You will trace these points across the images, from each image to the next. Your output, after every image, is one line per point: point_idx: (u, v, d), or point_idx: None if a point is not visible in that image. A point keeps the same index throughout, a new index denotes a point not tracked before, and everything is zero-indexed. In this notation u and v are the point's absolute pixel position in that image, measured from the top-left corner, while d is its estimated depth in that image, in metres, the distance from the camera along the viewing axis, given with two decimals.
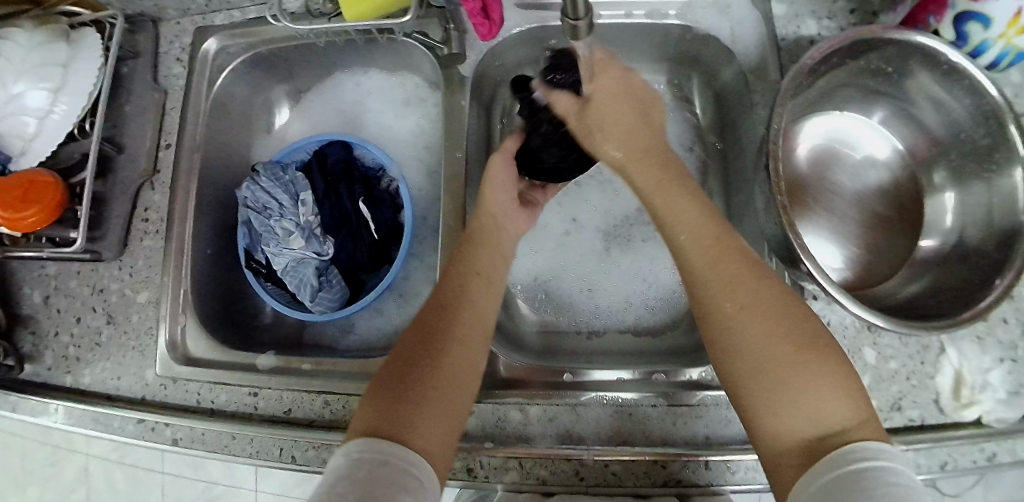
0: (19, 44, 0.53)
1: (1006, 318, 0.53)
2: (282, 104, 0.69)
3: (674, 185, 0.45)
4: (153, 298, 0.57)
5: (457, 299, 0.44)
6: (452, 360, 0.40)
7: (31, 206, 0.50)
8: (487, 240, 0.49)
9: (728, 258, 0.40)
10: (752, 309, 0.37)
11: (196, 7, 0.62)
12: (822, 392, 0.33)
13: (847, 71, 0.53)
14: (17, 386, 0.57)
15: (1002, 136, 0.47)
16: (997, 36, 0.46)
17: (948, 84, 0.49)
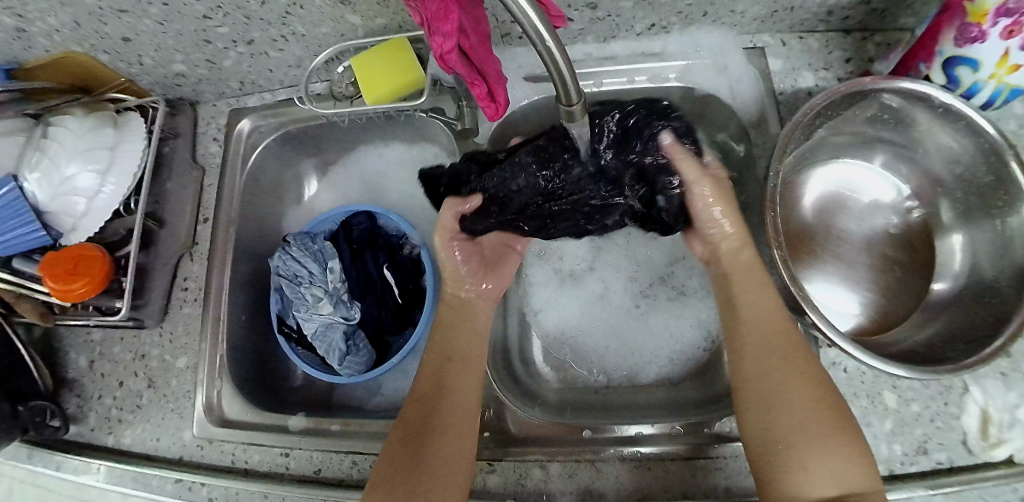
0: (71, 130, 0.57)
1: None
2: (310, 177, 0.75)
3: (756, 267, 0.49)
4: (191, 362, 0.61)
5: (437, 392, 0.47)
6: (454, 449, 0.44)
7: (80, 278, 0.53)
8: (461, 320, 0.53)
9: (791, 334, 0.44)
10: (806, 375, 0.41)
11: (231, 91, 0.68)
12: (853, 457, 0.38)
13: (841, 121, 0.55)
14: (63, 447, 0.60)
15: (1003, 173, 0.48)
16: (987, 78, 0.45)
17: (945, 124, 0.50)
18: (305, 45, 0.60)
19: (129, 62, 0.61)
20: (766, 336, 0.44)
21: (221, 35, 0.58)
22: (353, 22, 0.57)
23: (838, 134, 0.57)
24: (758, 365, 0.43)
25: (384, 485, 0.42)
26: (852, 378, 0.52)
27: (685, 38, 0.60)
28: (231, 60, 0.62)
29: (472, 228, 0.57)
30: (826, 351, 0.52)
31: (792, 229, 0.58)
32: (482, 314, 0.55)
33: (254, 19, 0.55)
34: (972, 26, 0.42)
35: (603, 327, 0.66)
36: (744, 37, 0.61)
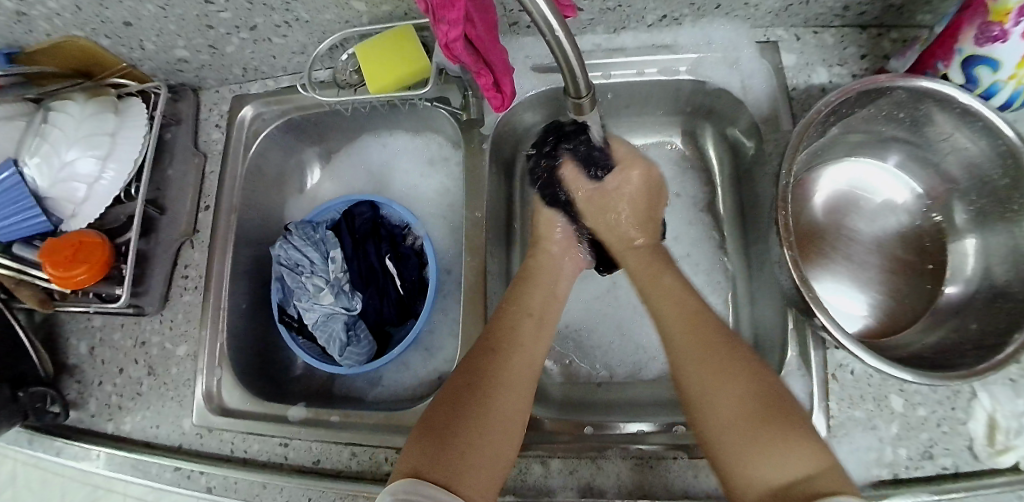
0: (73, 115, 0.56)
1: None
2: (313, 164, 0.74)
3: (664, 270, 0.53)
4: (191, 351, 0.60)
5: (507, 345, 0.46)
6: (512, 405, 0.42)
7: (81, 265, 0.53)
8: (541, 278, 0.54)
9: (704, 331, 0.45)
10: (720, 367, 0.41)
11: (234, 77, 0.67)
12: (788, 441, 0.36)
13: (855, 120, 0.53)
14: (64, 432, 0.60)
15: (1019, 174, 0.46)
16: (1006, 78, 0.44)
17: (962, 124, 0.49)
18: (309, 31, 0.59)
19: (131, 47, 0.60)
20: (683, 337, 0.45)
21: (223, 20, 0.57)
22: (358, 9, 0.56)
23: (853, 131, 0.56)
24: (678, 368, 0.44)
25: (433, 428, 0.39)
26: (859, 380, 0.51)
27: (697, 30, 0.59)
28: (234, 47, 0.61)
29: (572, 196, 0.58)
30: (834, 352, 0.51)
31: (801, 229, 0.58)
32: (556, 283, 0.55)
33: (257, 4, 0.54)
34: (993, 25, 0.41)
35: (607, 324, 0.65)
36: (757, 30, 0.60)
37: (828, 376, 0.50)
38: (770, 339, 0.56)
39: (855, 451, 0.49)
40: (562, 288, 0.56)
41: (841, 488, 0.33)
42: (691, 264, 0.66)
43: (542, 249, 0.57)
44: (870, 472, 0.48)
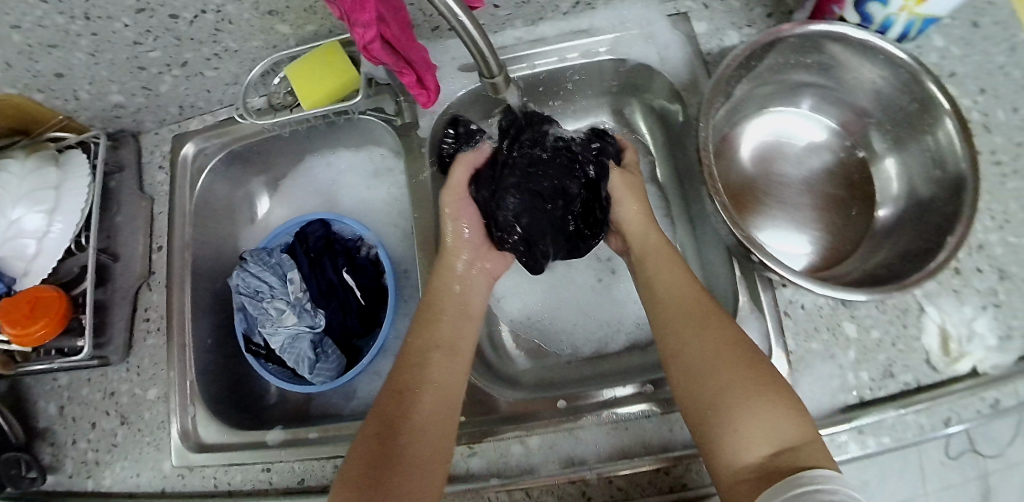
0: (14, 174, 0.57)
1: (979, 266, 0.54)
2: (261, 194, 0.75)
3: (668, 250, 0.53)
4: (162, 393, 0.59)
5: (417, 386, 0.46)
6: (427, 450, 0.43)
7: (37, 320, 0.52)
8: (448, 301, 0.53)
9: (704, 306, 0.47)
10: (720, 341, 0.44)
11: (172, 117, 0.68)
12: (779, 411, 0.40)
13: (761, 71, 0.56)
14: (41, 497, 0.58)
15: (926, 96, 0.50)
16: (897, 10, 0.47)
17: (866, 57, 0.52)
18: (240, 61, 0.61)
19: (64, 99, 0.60)
20: (684, 312, 0.47)
21: (153, 60, 0.58)
22: (283, 32, 0.58)
23: (766, 79, 0.58)
24: (679, 340, 0.46)
25: (354, 489, 0.39)
26: (811, 313, 0.53)
27: (609, 12, 0.62)
28: (168, 85, 0.62)
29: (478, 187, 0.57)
30: (784, 290, 0.53)
31: (733, 186, 0.59)
32: (469, 301, 0.54)
33: (184, 40, 0.56)
34: None
35: (569, 304, 0.67)
36: (666, 5, 0.62)
37: (780, 314, 0.53)
38: (723, 289, 0.58)
39: (819, 381, 0.51)
40: (475, 302, 0.55)
41: (819, 458, 0.37)
42: None
43: (455, 258, 0.54)
44: (837, 399, 0.50)
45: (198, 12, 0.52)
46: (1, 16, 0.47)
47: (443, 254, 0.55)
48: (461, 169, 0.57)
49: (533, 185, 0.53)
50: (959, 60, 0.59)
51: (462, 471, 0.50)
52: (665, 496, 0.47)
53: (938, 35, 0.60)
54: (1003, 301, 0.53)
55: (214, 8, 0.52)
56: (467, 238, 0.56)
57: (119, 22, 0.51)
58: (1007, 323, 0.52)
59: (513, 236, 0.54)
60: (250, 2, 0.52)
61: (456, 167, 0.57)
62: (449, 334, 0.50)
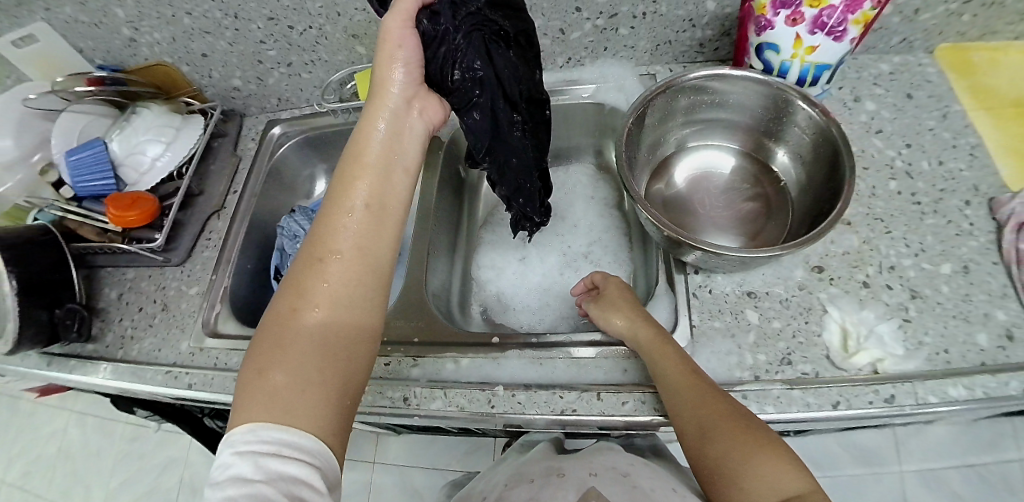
0: (153, 113, 0.78)
1: (890, 284, 0.61)
2: (321, 178, 0.95)
3: (661, 340, 0.52)
4: (201, 291, 0.74)
5: (326, 255, 0.45)
6: (342, 319, 0.43)
7: (135, 210, 0.71)
8: (373, 159, 0.48)
9: (696, 384, 0.47)
10: (714, 408, 0.45)
11: (271, 107, 0.91)
12: (778, 466, 0.41)
13: (655, 121, 0.64)
14: (82, 356, 0.72)
15: (785, 103, 0.59)
16: (790, 57, 0.59)
17: (744, 87, 0.60)
18: (327, 69, 0.83)
19: (203, 74, 0.84)
20: (678, 387, 0.48)
21: (270, 57, 0.81)
22: (360, 53, 0.79)
23: (674, 120, 0.66)
24: (679, 410, 0.47)
25: (260, 358, 0.41)
26: (717, 298, 0.60)
27: (596, 69, 0.76)
28: (275, 79, 0.85)
29: (432, 22, 0.48)
30: (694, 275, 0.62)
31: (671, 210, 0.65)
32: (399, 150, 0.49)
33: (294, 46, 0.79)
34: (761, 18, 0.57)
35: (533, 289, 0.76)
36: (640, 68, 0.76)
37: (689, 295, 0.61)
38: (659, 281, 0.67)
39: (717, 354, 0.57)
40: (407, 149, 0.50)
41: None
42: (603, 246, 0.77)
43: (383, 96, 0.49)
44: (733, 373, 0.56)
45: (307, 27, 0.76)
46: (182, 4, 0.72)
47: (372, 97, 0.50)
48: None
49: (501, 60, 0.49)
50: (889, 121, 0.71)
51: (402, 376, 0.57)
52: (553, 415, 0.52)
53: (872, 102, 0.72)
54: (910, 316, 0.58)
55: (317, 26, 0.75)
56: (400, 76, 0.49)
57: (254, 24, 0.75)
58: (909, 333, 0.57)
59: (475, 91, 0.50)
60: (342, 25, 0.75)
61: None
62: (372, 191, 0.47)
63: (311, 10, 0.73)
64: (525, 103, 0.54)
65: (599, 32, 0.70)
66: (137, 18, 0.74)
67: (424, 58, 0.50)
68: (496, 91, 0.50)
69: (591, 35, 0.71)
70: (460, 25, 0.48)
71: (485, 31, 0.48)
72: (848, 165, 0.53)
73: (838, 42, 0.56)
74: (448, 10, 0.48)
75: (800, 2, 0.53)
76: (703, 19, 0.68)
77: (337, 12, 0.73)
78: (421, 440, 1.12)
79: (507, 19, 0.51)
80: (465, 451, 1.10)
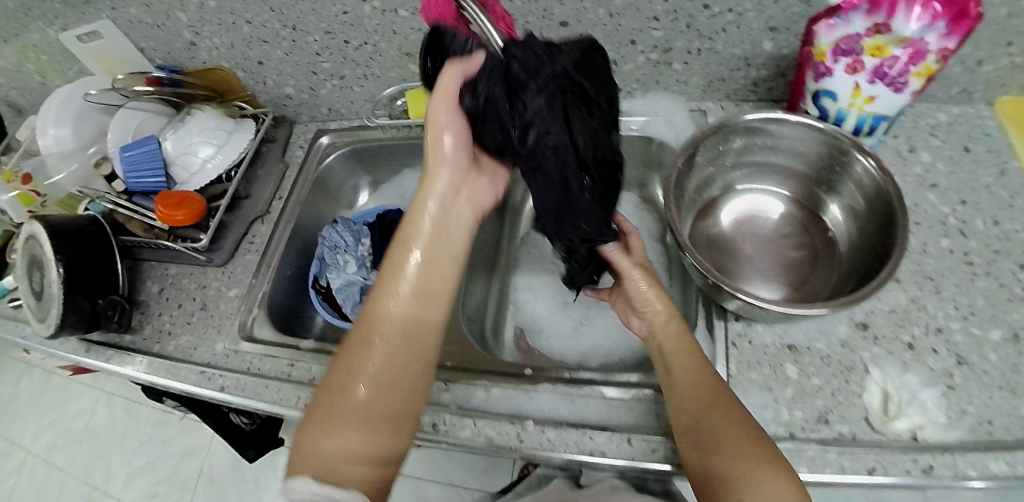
0: (207, 115, 0.81)
1: (936, 348, 0.59)
2: (364, 190, 0.97)
3: (689, 346, 0.53)
4: (239, 294, 0.76)
5: (376, 332, 0.48)
6: (387, 393, 0.46)
7: (182, 209, 0.73)
8: (421, 243, 0.51)
9: (707, 387, 0.49)
10: (722, 413, 0.47)
11: (321, 117, 0.93)
12: (775, 480, 0.42)
13: (704, 162, 0.64)
14: (121, 346, 0.75)
15: (838, 151, 0.59)
16: (847, 106, 0.57)
17: (806, 132, 0.59)
18: (378, 85, 0.84)
19: (258, 82, 0.87)
20: (689, 387, 0.50)
21: (323, 70, 0.83)
22: (413, 72, 0.81)
23: (722, 162, 0.65)
24: (687, 409, 0.48)
25: (313, 424, 0.44)
26: (756, 348, 0.60)
27: (644, 101, 0.75)
28: (327, 91, 0.87)
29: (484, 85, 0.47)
30: (735, 322, 0.61)
31: (715, 252, 0.65)
32: (446, 237, 0.52)
33: (349, 61, 0.80)
34: (821, 64, 0.55)
35: (564, 320, 0.75)
36: (691, 103, 0.75)
37: (728, 344, 0.60)
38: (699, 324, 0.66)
39: (752, 407, 0.56)
40: (455, 232, 0.53)
41: None
42: None
43: (433, 177, 0.52)
44: (768, 428, 0.55)
45: (362, 43, 0.77)
46: (243, 13, 0.75)
47: (425, 176, 0.53)
48: (451, 74, 0.49)
49: (573, 126, 0.47)
50: (945, 175, 0.69)
51: (433, 399, 0.58)
52: (582, 455, 0.52)
53: (927, 153, 0.70)
54: (954, 383, 0.57)
55: (373, 43, 0.76)
56: (448, 152, 0.52)
57: (311, 37, 0.77)
58: (953, 402, 0.56)
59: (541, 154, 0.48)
60: (397, 43, 0.76)
61: (447, 70, 0.49)
62: (421, 276, 0.50)
63: (368, 27, 0.74)
64: (597, 164, 0.52)
65: (652, 66, 0.70)
66: (199, 22, 0.77)
67: (469, 137, 0.53)
68: (564, 158, 0.48)
69: (644, 68, 0.71)
70: (535, 86, 0.45)
71: (555, 96, 0.46)
72: (901, 224, 0.52)
73: (896, 94, 0.55)
74: (499, 82, 0.47)
75: (861, 52, 0.53)
76: (758, 58, 0.67)
77: (393, 31, 0.74)
78: (438, 453, 1.12)
79: (588, 83, 0.49)
80: (482, 470, 1.10)
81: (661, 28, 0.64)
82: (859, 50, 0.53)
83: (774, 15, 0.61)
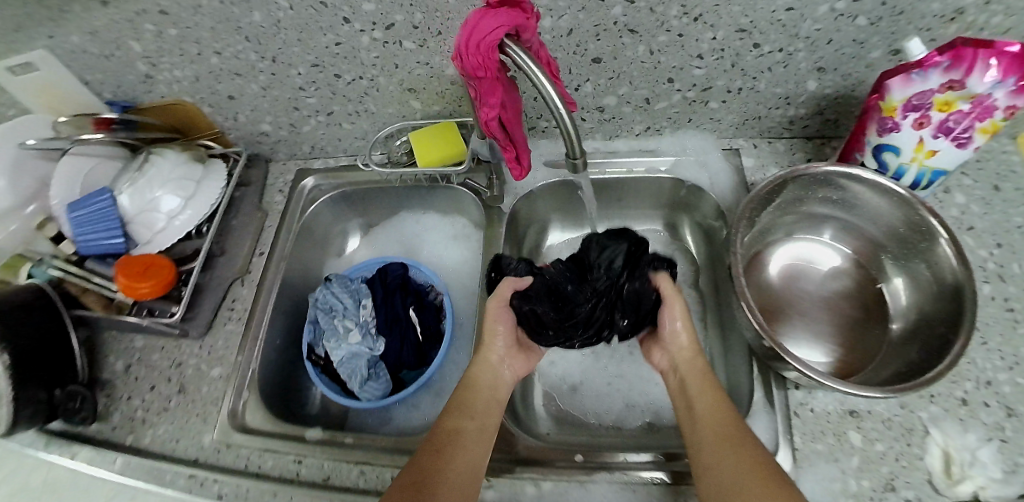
0: (169, 160, 0.69)
1: (988, 401, 0.57)
2: (354, 234, 0.87)
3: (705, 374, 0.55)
4: (224, 373, 0.67)
5: (449, 446, 0.51)
6: (456, 496, 0.47)
7: (147, 280, 0.63)
8: (483, 383, 0.58)
9: (722, 415, 0.50)
10: (734, 442, 0.47)
11: (302, 154, 0.82)
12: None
13: (781, 204, 0.62)
14: (84, 439, 0.64)
15: (926, 228, 0.54)
16: (909, 161, 0.54)
17: (879, 195, 0.57)
18: (373, 121, 0.74)
19: (225, 117, 0.75)
20: (706, 416, 0.51)
21: (308, 104, 0.72)
22: (415, 107, 0.72)
23: (791, 209, 0.63)
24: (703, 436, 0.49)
25: None
26: (819, 417, 0.57)
27: (675, 139, 0.71)
28: (311, 127, 0.76)
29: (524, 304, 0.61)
30: (796, 391, 0.58)
31: (769, 306, 0.62)
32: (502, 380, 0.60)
33: (338, 95, 0.70)
34: (887, 118, 0.52)
35: (594, 386, 0.72)
36: (723, 140, 0.72)
37: (790, 411, 0.57)
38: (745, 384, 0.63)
39: (820, 481, 0.53)
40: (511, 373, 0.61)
41: None
42: None
43: (489, 348, 0.61)
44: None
45: (357, 77, 0.67)
46: (211, 42, 0.63)
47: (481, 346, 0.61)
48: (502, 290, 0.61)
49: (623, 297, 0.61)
50: (979, 216, 0.68)
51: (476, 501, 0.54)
52: None
53: (960, 195, 0.69)
54: (1008, 437, 0.54)
55: (369, 77, 0.67)
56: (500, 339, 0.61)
57: (295, 70, 0.67)
58: (1012, 457, 0.53)
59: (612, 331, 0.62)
60: (398, 77, 0.66)
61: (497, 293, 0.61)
62: (483, 406, 0.56)
63: (365, 59, 0.64)
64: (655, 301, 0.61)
65: (687, 104, 0.65)
66: (155, 53, 0.65)
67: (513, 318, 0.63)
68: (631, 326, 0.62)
69: (679, 106, 0.66)
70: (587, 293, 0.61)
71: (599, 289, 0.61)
72: (968, 308, 0.49)
73: (961, 149, 0.51)
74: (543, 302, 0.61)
75: (929, 107, 0.49)
76: (800, 98, 0.64)
77: (395, 65, 0.65)
78: None
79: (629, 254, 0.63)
80: None
81: (704, 66, 0.59)
82: (928, 105, 0.49)
83: (826, 55, 0.57)
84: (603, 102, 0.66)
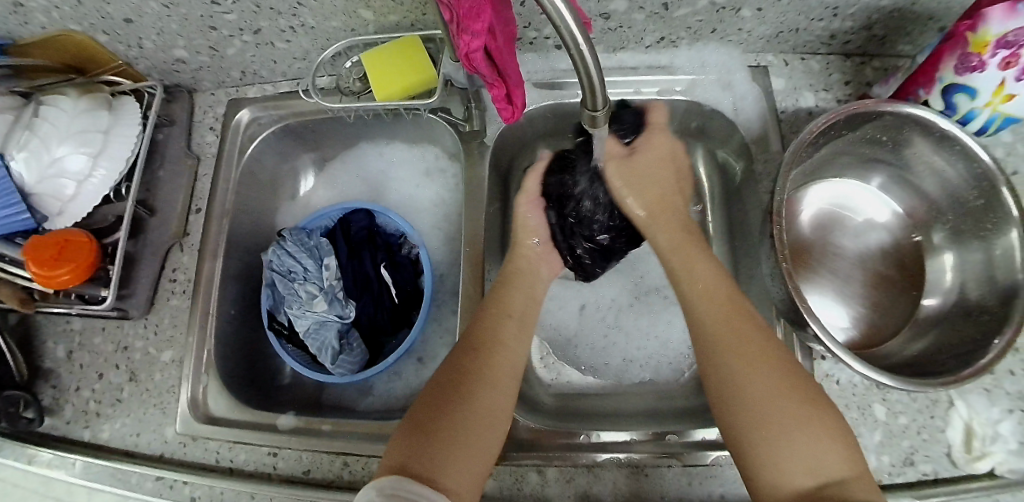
0: (64, 111, 0.56)
1: (1013, 369, 0.52)
2: (308, 171, 0.74)
3: (697, 254, 0.53)
4: (177, 356, 0.60)
5: (492, 342, 0.48)
6: (492, 400, 0.44)
7: (65, 264, 0.53)
8: (521, 281, 0.57)
9: (739, 321, 0.46)
10: (755, 356, 0.42)
11: (231, 81, 0.68)
12: (822, 437, 0.37)
13: (847, 141, 0.54)
14: (33, 439, 0.58)
15: (994, 197, 0.47)
16: (983, 106, 0.45)
17: (939, 149, 0.49)
18: (314, 38, 0.60)
19: (128, 44, 0.60)
20: (721, 325, 0.46)
21: (228, 22, 0.57)
22: (365, 18, 0.57)
23: (836, 158, 0.57)
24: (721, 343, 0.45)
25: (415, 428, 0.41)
26: (844, 390, 0.52)
27: (692, 53, 0.60)
28: (235, 49, 0.62)
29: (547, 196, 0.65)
30: (822, 362, 0.53)
31: (797, 260, 0.57)
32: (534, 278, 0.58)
33: (264, 8, 0.55)
34: (973, 55, 0.42)
35: (591, 345, 0.67)
36: (749, 55, 0.60)
37: None
38: None
39: None
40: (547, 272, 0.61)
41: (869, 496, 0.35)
42: None
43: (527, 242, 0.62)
44: None
45: None
46: None
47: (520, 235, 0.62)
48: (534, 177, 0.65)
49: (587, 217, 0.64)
50: None
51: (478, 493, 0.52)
52: None
53: None
54: None
55: None
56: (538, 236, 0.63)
57: None
58: None
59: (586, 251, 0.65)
60: None
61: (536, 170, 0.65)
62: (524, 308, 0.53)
63: None
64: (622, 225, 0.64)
65: (714, 12, 0.53)
66: None
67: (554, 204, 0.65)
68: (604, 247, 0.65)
69: (702, 14, 0.53)
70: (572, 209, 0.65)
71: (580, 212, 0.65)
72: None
73: None
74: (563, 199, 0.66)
75: None
76: (849, 9, 0.52)
77: None
78: None
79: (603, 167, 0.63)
80: None
81: None
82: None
83: None
84: (610, 8, 0.52)
